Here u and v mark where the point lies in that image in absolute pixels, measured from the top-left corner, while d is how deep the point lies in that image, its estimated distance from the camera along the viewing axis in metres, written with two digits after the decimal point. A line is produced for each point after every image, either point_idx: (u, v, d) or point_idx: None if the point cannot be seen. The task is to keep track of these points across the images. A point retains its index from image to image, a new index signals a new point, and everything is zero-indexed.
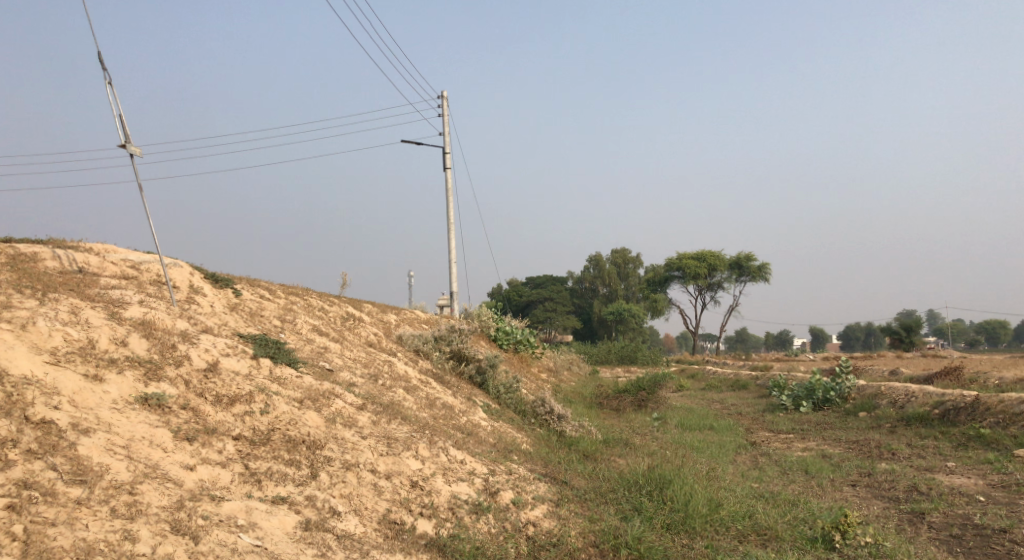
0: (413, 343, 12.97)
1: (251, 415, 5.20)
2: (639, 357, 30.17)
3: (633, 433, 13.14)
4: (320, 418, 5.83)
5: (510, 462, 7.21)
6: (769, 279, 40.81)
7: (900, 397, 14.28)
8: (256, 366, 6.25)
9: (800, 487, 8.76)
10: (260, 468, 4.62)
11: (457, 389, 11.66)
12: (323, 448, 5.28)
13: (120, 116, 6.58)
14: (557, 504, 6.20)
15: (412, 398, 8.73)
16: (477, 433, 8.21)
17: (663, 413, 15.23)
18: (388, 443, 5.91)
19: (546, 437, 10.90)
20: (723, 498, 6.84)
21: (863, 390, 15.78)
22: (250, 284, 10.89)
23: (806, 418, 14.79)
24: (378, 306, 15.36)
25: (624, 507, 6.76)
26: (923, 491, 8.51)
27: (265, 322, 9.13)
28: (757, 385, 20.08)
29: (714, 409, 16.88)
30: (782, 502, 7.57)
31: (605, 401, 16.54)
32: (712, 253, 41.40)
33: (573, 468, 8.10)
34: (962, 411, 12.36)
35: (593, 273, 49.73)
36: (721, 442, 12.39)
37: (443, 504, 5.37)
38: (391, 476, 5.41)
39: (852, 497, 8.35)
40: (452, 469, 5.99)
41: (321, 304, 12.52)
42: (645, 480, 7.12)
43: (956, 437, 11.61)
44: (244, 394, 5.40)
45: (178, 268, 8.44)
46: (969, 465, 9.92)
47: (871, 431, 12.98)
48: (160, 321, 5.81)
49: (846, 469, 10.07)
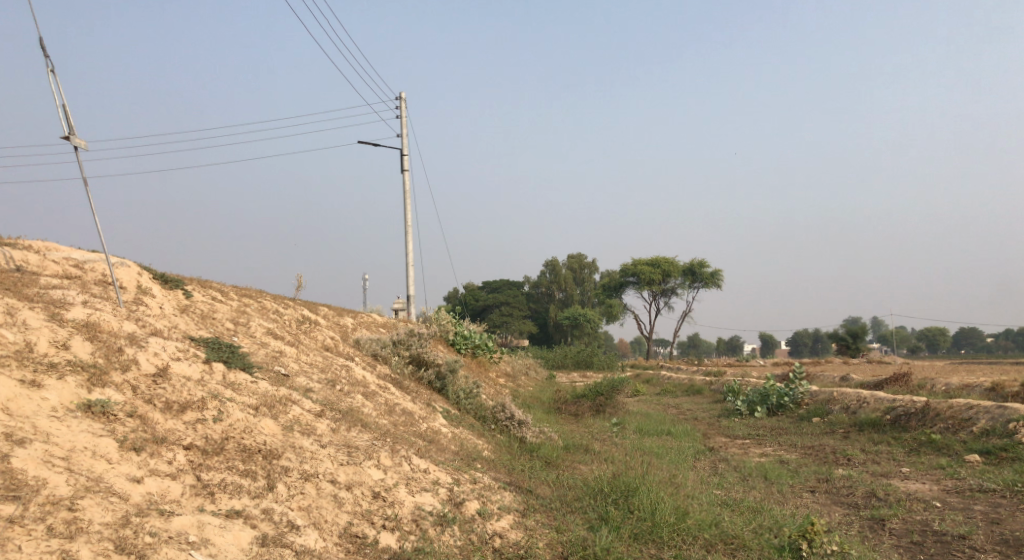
0: (370, 347, 12.68)
1: (204, 423, 4.90)
2: (595, 362, 30.26)
3: (592, 438, 13.08)
4: (277, 425, 5.55)
5: (473, 471, 7.02)
6: (722, 286, 41.48)
7: (852, 402, 14.55)
8: (209, 371, 5.94)
9: (761, 494, 8.79)
10: (213, 480, 4.34)
11: (416, 394, 11.42)
12: (280, 458, 5.01)
13: (64, 105, 6.21)
14: (523, 514, 6.04)
15: (371, 404, 8.47)
16: (438, 440, 8.01)
17: (622, 418, 15.22)
18: (348, 452, 5.67)
19: (507, 444, 10.74)
20: (689, 506, 6.78)
21: (816, 395, 16.06)
22: (201, 285, 10.46)
23: (762, 423, 14.96)
24: (334, 310, 14.99)
25: (590, 516, 6.64)
26: (881, 497, 8.62)
27: (217, 325, 8.76)
28: (713, 390, 20.28)
29: (672, 414, 16.97)
30: (745, 509, 7.55)
31: (564, 406, 16.47)
32: (666, 260, 41.89)
33: (537, 476, 7.96)
34: (913, 416, 12.64)
35: (549, 278, 49.82)
36: (680, 447, 12.42)
37: (406, 516, 5.15)
38: (352, 487, 5.17)
39: (813, 503, 8.40)
40: (415, 478, 5.78)
41: (276, 306, 12.14)
42: (611, 488, 7.02)
43: (908, 442, 11.85)
44: (196, 401, 5.10)
45: (125, 267, 8.02)
46: (922, 470, 10.11)
47: (826, 436, 13.18)
48: (106, 323, 5.47)
49: (804, 475, 10.16)
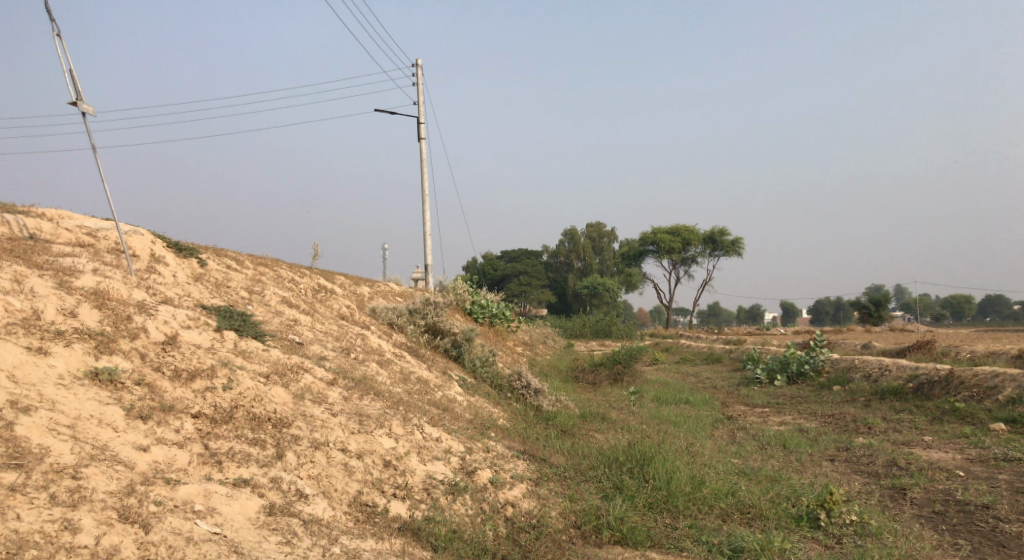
0: (386, 316, 12.66)
1: (213, 392, 4.87)
2: (613, 331, 30.14)
3: (609, 407, 13.01)
4: (288, 393, 5.51)
5: (487, 439, 6.97)
6: (742, 254, 40.99)
7: (874, 371, 14.32)
8: (220, 339, 5.91)
9: (779, 462, 8.69)
10: (221, 449, 4.31)
11: (431, 362, 11.40)
12: (290, 427, 4.98)
13: (70, 71, 6.11)
14: (536, 483, 5.98)
15: (385, 372, 8.44)
16: (452, 409, 7.96)
17: (640, 386, 15.14)
18: (359, 420, 5.62)
19: (523, 412, 10.71)
20: (705, 475, 6.69)
21: (837, 363, 15.84)
22: (216, 254, 10.44)
23: (782, 392, 14.79)
24: (351, 279, 14.96)
25: (604, 485, 6.58)
26: (902, 467, 8.47)
27: (231, 293, 8.74)
28: (732, 358, 20.11)
29: (690, 382, 16.87)
30: (763, 478, 7.45)
31: (582, 374, 16.42)
32: (686, 228, 41.42)
33: (551, 445, 7.91)
34: (937, 385, 12.40)
35: (568, 247, 49.56)
36: (698, 416, 12.32)
37: (417, 485, 5.12)
38: (363, 456, 5.13)
39: (832, 472, 8.27)
40: (427, 447, 5.73)
41: (292, 275, 12.12)
42: (626, 457, 6.94)
43: (931, 410, 11.64)
44: (205, 369, 5.06)
45: (138, 236, 7.99)
46: (945, 439, 9.92)
47: (847, 404, 13.00)
48: (115, 292, 5.44)
49: (824, 444, 10.02)
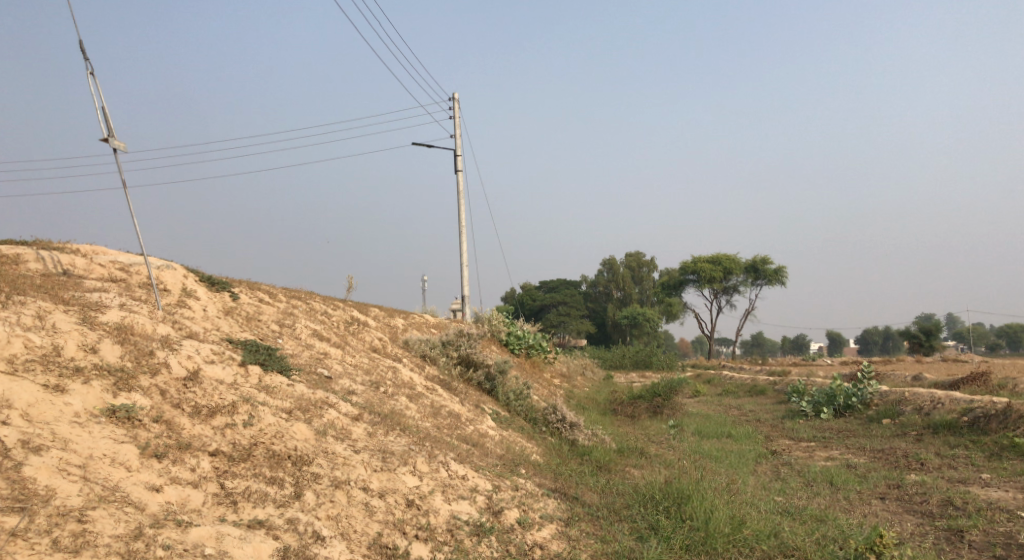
0: (419, 348, 12.57)
1: (233, 428, 4.79)
2: (653, 361, 29.58)
3: (648, 441, 12.63)
4: (310, 429, 5.40)
5: (517, 477, 6.75)
6: (785, 283, 40.11)
7: (926, 403, 13.67)
8: (243, 374, 5.85)
9: (826, 501, 8.25)
10: (237, 488, 4.20)
11: (464, 396, 11.23)
12: (310, 464, 4.85)
13: (102, 108, 6.25)
14: (567, 523, 5.73)
15: (415, 406, 8.29)
16: (483, 444, 7.77)
17: (679, 419, 14.71)
18: (383, 458, 5.47)
19: (557, 447, 10.45)
20: (746, 514, 6.34)
21: (886, 396, 15.19)
22: (250, 288, 10.52)
23: (828, 425, 14.21)
24: (385, 311, 14.96)
25: (639, 526, 6.29)
26: (959, 506, 7.96)
27: (262, 327, 8.74)
28: (776, 390, 19.47)
29: (732, 415, 16.34)
30: (808, 518, 7.07)
31: (620, 406, 16.03)
32: (726, 256, 40.77)
33: (585, 482, 7.64)
34: (994, 418, 11.75)
35: (607, 277, 49.18)
36: (740, 450, 11.87)
37: (441, 526, 4.92)
38: (385, 495, 4.97)
39: (883, 512, 7.81)
40: (453, 486, 5.54)
41: (325, 307, 12.15)
42: (662, 495, 6.65)
43: (988, 446, 11.01)
44: (226, 405, 5.00)
45: (171, 270, 8.07)
46: (1005, 477, 9.33)
47: (897, 439, 12.40)
48: (139, 327, 5.44)
49: (874, 481, 9.52)
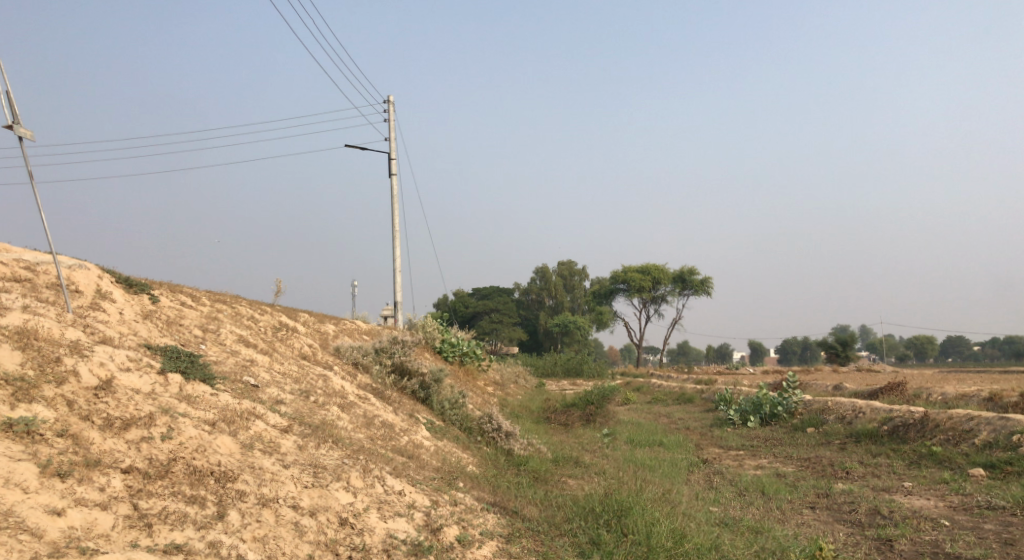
0: (351, 356, 12.15)
1: (149, 442, 4.39)
2: (585, 370, 29.77)
3: (582, 450, 12.57)
4: (235, 442, 5.02)
5: (454, 491, 6.50)
6: (711, 293, 41.19)
7: (847, 413, 14.12)
8: (163, 382, 5.42)
9: (760, 511, 8.33)
10: (153, 509, 3.81)
11: (398, 405, 10.89)
12: (235, 481, 4.49)
13: (6, 92, 5.70)
14: (508, 540, 5.53)
15: (347, 416, 7.94)
16: (418, 456, 7.49)
17: (613, 428, 14.74)
18: (314, 473, 5.14)
19: (492, 457, 10.25)
20: (687, 527, 6.28)
21: (810, 405, 15.64)
22: (170, 290, 9.92)
23: (755, 434, 14.51)
24: (315, 316, 14.44)
25: (580, 541, 6.16)
26: (886, 515, 8.17)
27: (183, 332, 8.22)
28: (704, 398, 19.84)
29: (663, 423, 16.52)
30: (744, 530, 7.10)
31: (553, 415, 15.96)
32: (656, 267, 41.54)
33: (523, 494, 7.45)
34: (911, 427, 12.22)
35: (539, 285, 49.39)
36: (673, 459, 11.94)
37: (376, 545, 4.64)
38: (316, 513, 4.64)
39: (814, 522, 7.94)
40: (389, 502, 5.25)
41: (252, 312, 11.59)
42: (603, 508, 6.53)
43: (907, 454, 11.43)
44: (142, 416, 4.58)
45: (83, 270, 7.48)
46: (926, 485, 9.67)
47: (822, 447, 12.74)
48: (45, 331, 4.96)
49: (803, 490, 9.72)
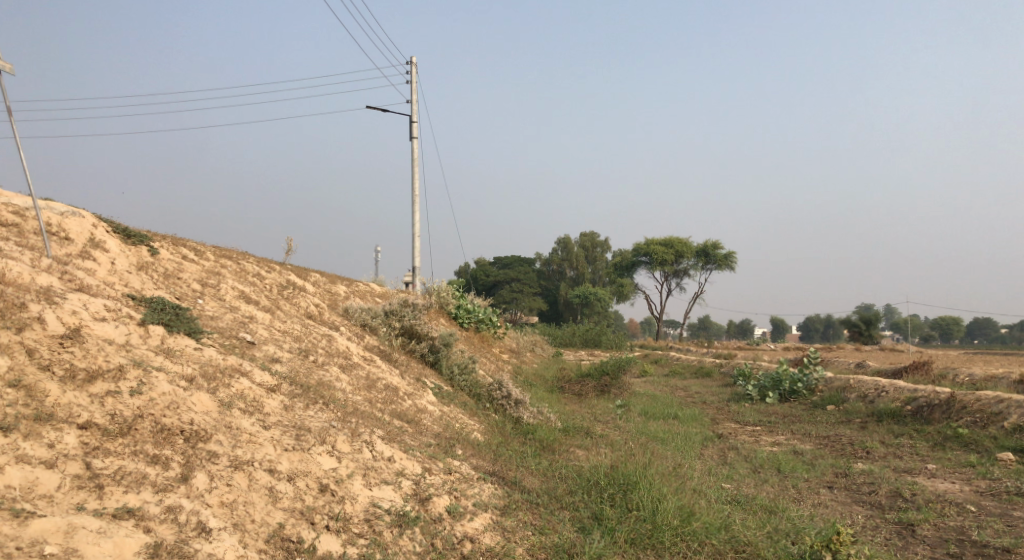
0: (360, 317, 11.85)
1: (115, 397, 4.09)
2: (603, 341, 29.41)
3: (594, 420, 12.24)
4: (212, 400, 4.69)
5: (451, 458, 6.16)
6: (734, 267, 40.47)
7: (869, 391, 13.59)
8: (142, 335, 5.13)
9: (774, 489, 7.97)
10: (108, 469, 3.60)
11: (405, 368, 10.60)
12: (207, 442, 4.18)
13: None
14: (503, 513, 5.18)
15: (347, 377, 7.62)
16: (418, 421, 7.17)
17: (627, 399, 14.37)
18: (296, 436, 4.81)
19: (499, 424, 9.94)
20: (696, 505, 5.91)
21: (830, 382, 15.14)
22: (173, 243, 9.63)
23: (773, 410, 14.06)
24: (327, 277, 14.15)
25: (581, 515, 5.82)
26: (908, 498, 7.74)
27: (181, 285, 7.91)
28: (723, 372, 19.41)
29: (679, 396, 16.11)
30: (758, 509, 6.73)
31: (567, 384, 15.62)
32: (679, 239, 40.84)
33: (526, 464, 7.12)
34: (937, 408, 11.70)
35: (561, 255, 48.88)
36: (686, 433, 11.57)
37: (358, 515, 4.32)
38: (295, 478, 4.32)
39: (831, 502, 7.55)
40: (376, 468, 4.92)
41: (258, 269, 11.29)
42: (608, 481, 6.19)
43: (932, 435, 10.93)
44: (110, 368, 4.27)
45: (76, 218, 7.18)
46: (950, 468, 9.21)
47: (842, 426, 12.28)
48: (15, 276, 4.68)
49: (821, 469, 9.30)
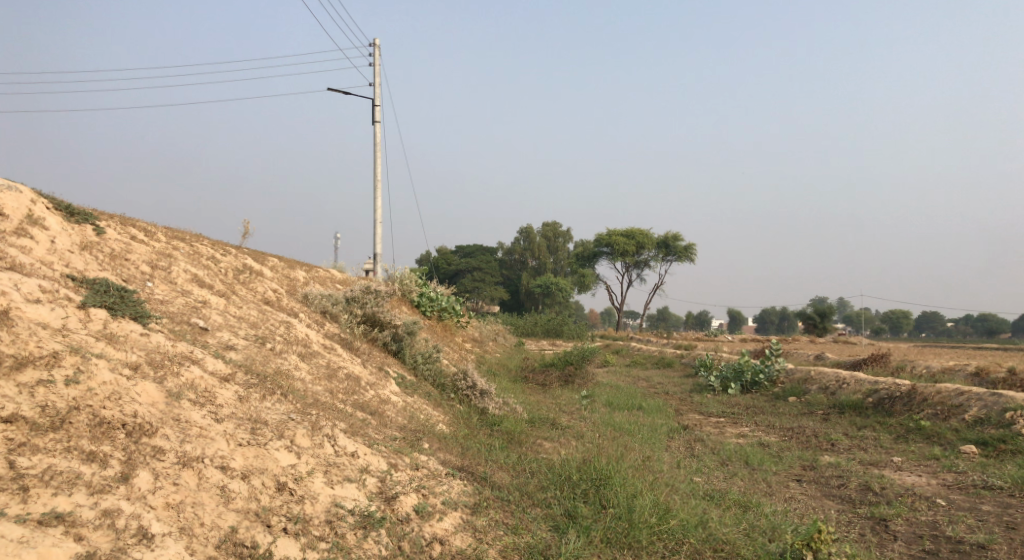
0: (320, 304, 11.40)
1: (47, 387, 3.67)
2: (565, 331, 29.31)
3: (559, 411, 12.03)
4: (159, 390, 4.29)
5: (417, 453, 5.83)
6: (694, 260, 40.79)
7: (831, 383, 13.65)
8: (82, 319, 4.67)
9: (744, 482, 7.85)
10: (35, 468, 3.21)
11: (367, 357, 10.20)
12: (153, 437, 3.79)
13: None
14: (474, 511, 4.89)
15: (307, 366, 7.22)
16: (382, 413, 6.82)
17: (592, 390, 14.21)
18: (251, 430, 4.43)
19: (464, 415, 9.64)
20: (671, 501, 5.70)
21: (792, 374, 15.21)
22: (120, 222, 9.04)
23: (736, 401, 14.05)
24: (285, 262, 13.61)
25: (554, 513, 5.57)
26: (877, 492, 7.69)
27: (129, 266, 7.39)
28: (684, 363, 19.43)
29: (642, 387, 16.03)
30: (731, 504, 6.58)
31: (532, 374, 15.38)
32: (641, 231, 40.96)
33: (495, 458, 6.83)
34: (898, 400, 11.77)
35: (523, 245, 48.71)
36: (653, 424, 11.43)
37: (319, 516, 3.98)
38: (249, 476, 3.96)
39: (801, 496, 7.45)
40: (338, 465, 4.57)
41: (213, 252, 10.74)
42: (581, 476, 5.95)
43: (894, 427, 10.98)
44: (43, 355, 3.83)
45: (12, 192, 6.61)
46: (915, 461, 9.22)
47: (806, 417, 12.30)
48: None
49: (788, 461, 9.23)
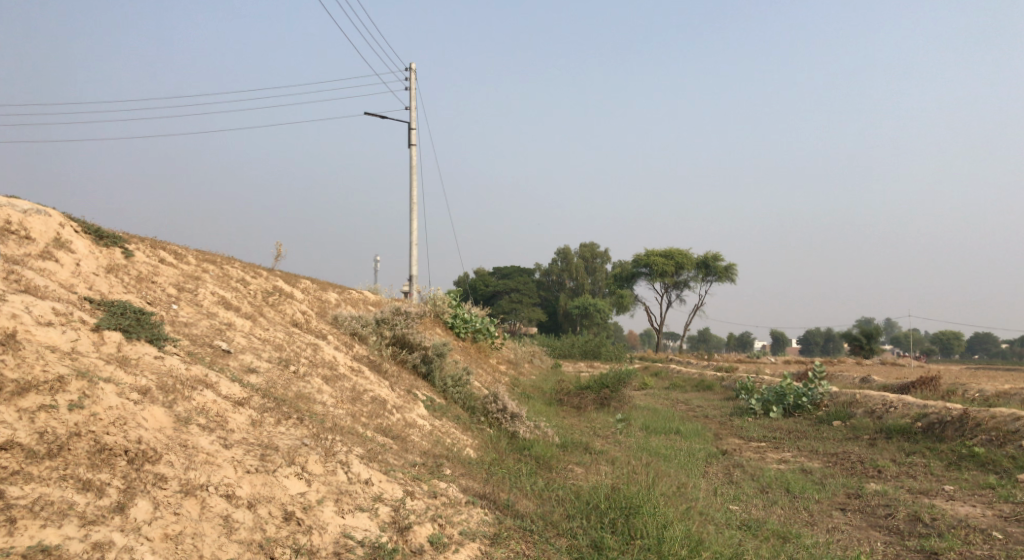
0: (349, 325, 11.33)
1: (49, 412, 3.59)
2: (603, 352, 28.86)
3: (593, 435, 11.71)
4: (168, 415, 4.19)
5: (437, 479, 5.63)
6: (735, 280, 40.00)
7: (878, 406, 13.05)
8: (95, 343, 4.63)
9: (784, 511, 7.45)
10: (26, 498, 3.14)
11: (395, 379, 10.06)
12: (156, 463, 3.67)
13: None
14: (492, 542, 4.65)
15: (330, 389, 7.10)
16: (405, 437, 6.65)
17: (627, 413, 13.84)
18: (262, 456, 4.29)
19: (493, 439, 9.41)
20: (704, 531, 5.38)
21: (836, 397, 14.61)
22: (151, 245, 9.13)
23: (778, 425, 13.52)
24: (317, 284, 13.64)
25: (579, 544, 5.30)
26: (928, 523, 7.22)
27: (155, 289, 7.41)
28: (725, 386, 18.87)
29: (680, 410, 15.58)
30: (769, 535, 6.21)
31: (566, 396, 15.07)
32: (679, 251, 40.39)
33: (520, 484, 6.58)
34: (950, 425, 11.16)
35: (560, 266, 48.46)
36: (690, 449, 11.03)
37: (327, 548, 3.81)
38: (256, 506, 3.81)
39: (846, 527, 7.03)
40: (350, 493, 4.40)
41: (243, 274, 10.78)
42: (609, 504, 5.67)
43: (946, 453, 10.40)
44: (48, 380, 3.76)
45: (41, 215, 6.69)
46: (969, 490, 8.68)
47: (851, 442, 11.75)
48: None
49: (832, 489, 8.78)
